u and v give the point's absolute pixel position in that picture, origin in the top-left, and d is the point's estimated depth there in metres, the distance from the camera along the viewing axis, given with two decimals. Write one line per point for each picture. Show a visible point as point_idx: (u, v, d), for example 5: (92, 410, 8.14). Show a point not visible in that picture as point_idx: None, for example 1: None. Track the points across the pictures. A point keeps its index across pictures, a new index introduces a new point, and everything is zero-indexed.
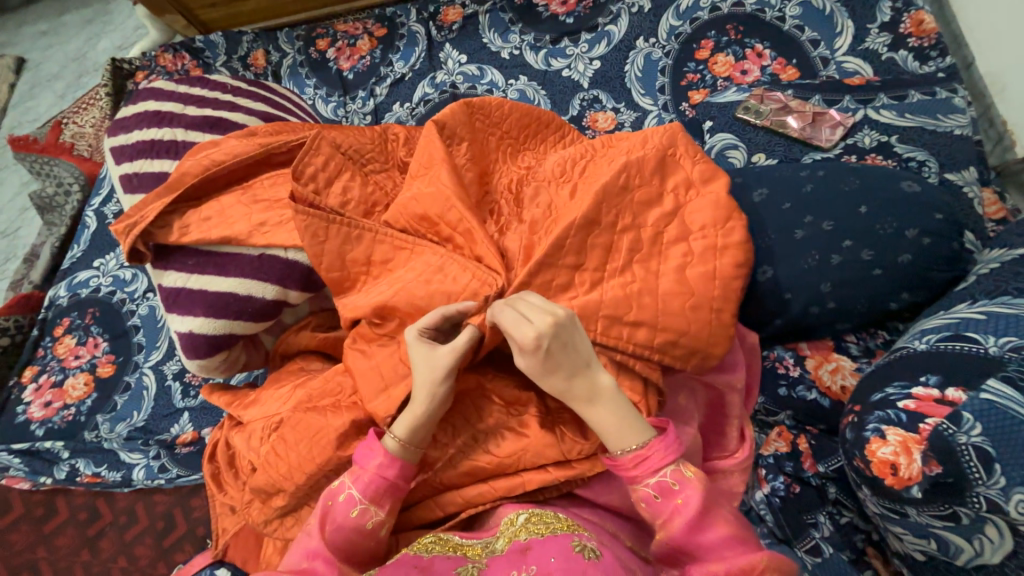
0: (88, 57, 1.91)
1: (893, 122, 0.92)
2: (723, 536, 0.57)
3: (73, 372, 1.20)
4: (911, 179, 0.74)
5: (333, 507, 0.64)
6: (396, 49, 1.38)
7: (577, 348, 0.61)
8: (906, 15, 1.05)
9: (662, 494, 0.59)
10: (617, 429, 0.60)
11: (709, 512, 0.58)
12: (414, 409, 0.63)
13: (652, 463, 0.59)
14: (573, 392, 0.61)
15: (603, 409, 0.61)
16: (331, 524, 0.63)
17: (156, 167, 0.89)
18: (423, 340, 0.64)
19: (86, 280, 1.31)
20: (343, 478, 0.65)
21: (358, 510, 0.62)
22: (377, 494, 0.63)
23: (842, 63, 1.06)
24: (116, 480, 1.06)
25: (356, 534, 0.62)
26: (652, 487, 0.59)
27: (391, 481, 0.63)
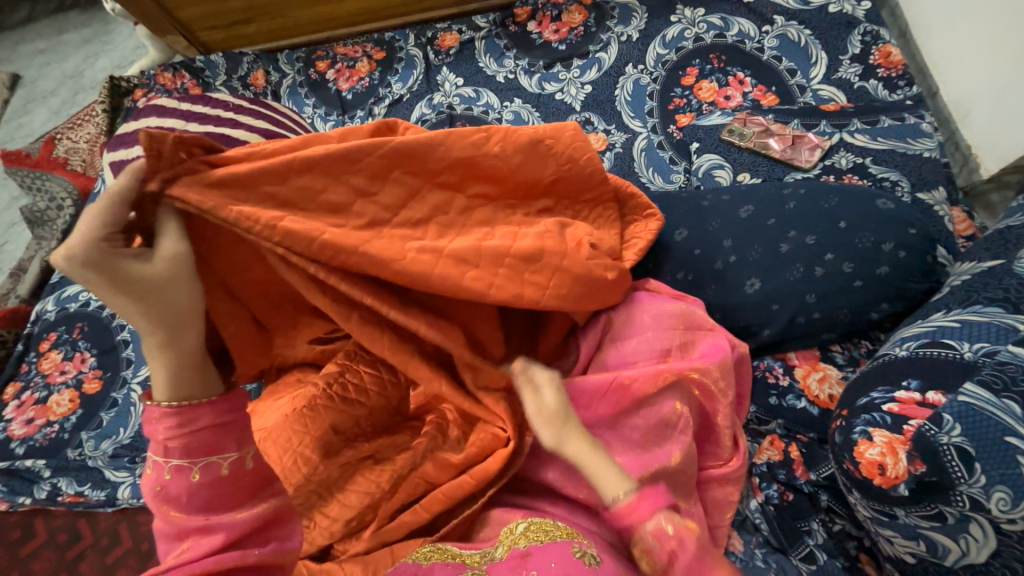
0: (85, 74, 1.92)
1: (867, 145, 0.99)
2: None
3: (57, 389, 1.18)
4: (884, 197, 0.78)
5: (163, 487, 0.60)
6: (395, 71, 1.43)
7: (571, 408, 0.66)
8: (875, 48, 1.13)
9: (660, 539, 0.56)
10: (610, 479, 0.60)
11: (703, 556, 0.55)
12: (163, 341, 0.58)
13: (644, 510, 0.58)
14: (566, 444, 0.62)
15: (595, 461, 0.61)
16: (177, 499, 0.60)
17: None
18: (116, 260, 0.52)
19: (75, 294, 1.29)
20: (157, 458, 0.61)
21: (199, 470, 0.60)
22: (192, 448, 0.60)
23: (818, 90, 1.12)
24: (100, 500, 1.03)
25: (210, 486, 0.61)
26: (652, 533, 0.56)
27: (205, 425, 0.61)
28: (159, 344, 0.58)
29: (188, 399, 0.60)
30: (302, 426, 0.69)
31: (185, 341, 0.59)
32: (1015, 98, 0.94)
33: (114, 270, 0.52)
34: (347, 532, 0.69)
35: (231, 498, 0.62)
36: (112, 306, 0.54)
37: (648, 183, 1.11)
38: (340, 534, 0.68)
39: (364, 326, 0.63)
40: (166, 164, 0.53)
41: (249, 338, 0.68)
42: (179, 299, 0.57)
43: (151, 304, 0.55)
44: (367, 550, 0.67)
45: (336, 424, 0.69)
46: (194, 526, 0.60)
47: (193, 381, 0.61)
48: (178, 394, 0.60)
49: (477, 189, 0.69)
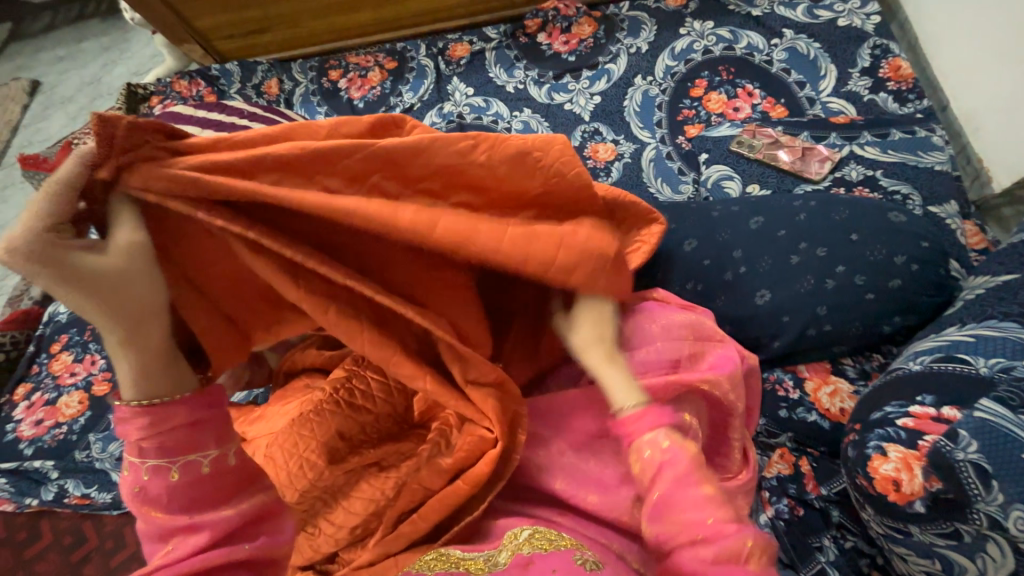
0: (103, 81, 1.96)
1: (877, 158, 0.99)
2: (705, 491, 0.56)
3: (67, 390, 1.19)
4: (896, 210, 0.78)
5: (143, 489, 0.63)
6: (406, 80, 1.45)
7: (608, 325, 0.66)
8: (884, 61, 1.13)
9: (653, 450, 0.59)
10: (621, 388, 0.62)
11: (692, 470, 0.57)
12: (121, 336, 0.57)
13: (646, 419, 0.60)
14: (591, 350, 0.64)
15: (611, 370, 0.63)
16: (158, 499, 0.64)
17: None
18: (67, 252, 0.51)
19: None
20: (134, 461, 0.63)
21: (179, 470, 0.63)
22: (166, 449, 0.62)
23: (827, 103, 1.13)
24: (106, 502, 1.03)
25: (192, 485, 0.64)
26: (647, 443, 0.59)
27: (178, 425, 0.62)
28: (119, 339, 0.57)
29: (153, 399, 0.61)
30: (309, 431, 0.69)
31: (148, 336, 0.59)
32: None
33: (63, 260, 0.51)
34: (351, 539, 0.68)
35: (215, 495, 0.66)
36: (69, 299, 0.53)
37: (657, 194, 1.11)
38: (344, 541, 0.68)
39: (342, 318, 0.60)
40: (121, 146, 0.52)
41: (225, 339, 0.65)
42: (138, 296, 0.56)
43: (108, 300, 0.54)
44: (371, 560, 0.66)
45: (342, 429, 0.70)
46: (179, 525, 0.64)
47: (158, 376, 0.61)
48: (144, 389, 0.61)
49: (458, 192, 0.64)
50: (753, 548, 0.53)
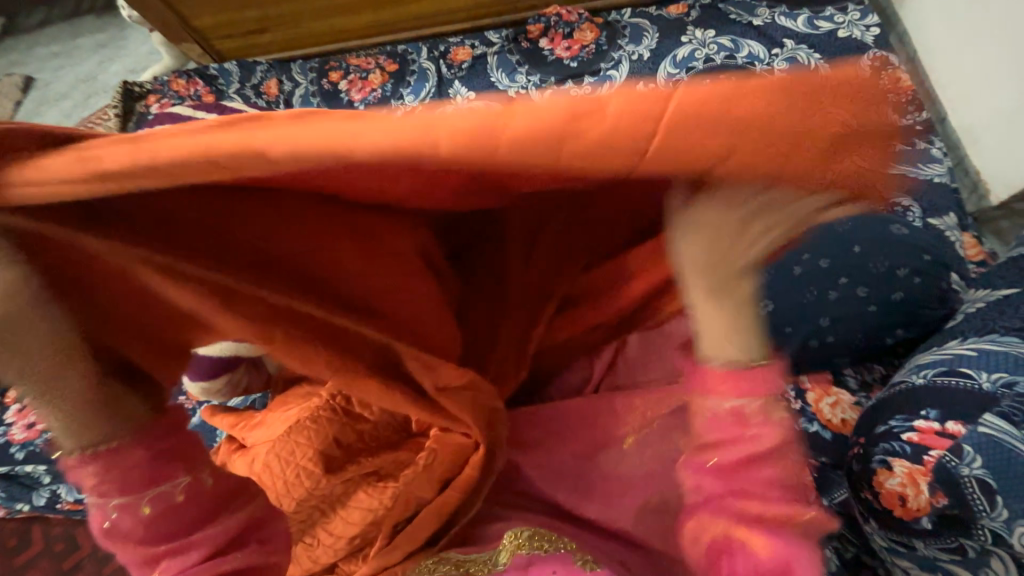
0: (98, 79, 1.94)
1: None
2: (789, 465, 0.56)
3: None
4: (898, 222, 0.79)
5: (111, 526, 0.49)
6: (407, 83, 1.44)
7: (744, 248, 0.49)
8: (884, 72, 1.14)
9: (735, 417, 0.55)
10: (717, 336, 0.55)
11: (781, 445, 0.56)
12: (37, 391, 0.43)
13: (741, 385, 0.55)
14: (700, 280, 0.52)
15: (715, 314, 0.54)
16: (128, 536, 0.50)
17: None
18: None
19: None
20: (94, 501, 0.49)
21: (149, 504, 0.49)
22: (124, 486, 0.48)
23: None
24: None
25: (167, 516, 0.50)
26: (730, 407, 0.55)
27: (137, 463, 0.48)
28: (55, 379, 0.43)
29: (92, 448, 0.46)
30: (307, 437, 0.71)
31: (79, 377, 0.43)
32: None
33: None
34: (350, 549, 0.68)
35: (199, 519, 0.52)
36: None
37: None
38: (343, 551, 0.68)
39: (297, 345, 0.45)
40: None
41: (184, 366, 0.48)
42: (38, 337, 0.41)
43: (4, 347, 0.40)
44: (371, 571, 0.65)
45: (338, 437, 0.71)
46: (161, 553, 0.51)
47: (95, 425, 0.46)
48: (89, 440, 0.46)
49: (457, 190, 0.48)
50: (808, 522, 0.54)
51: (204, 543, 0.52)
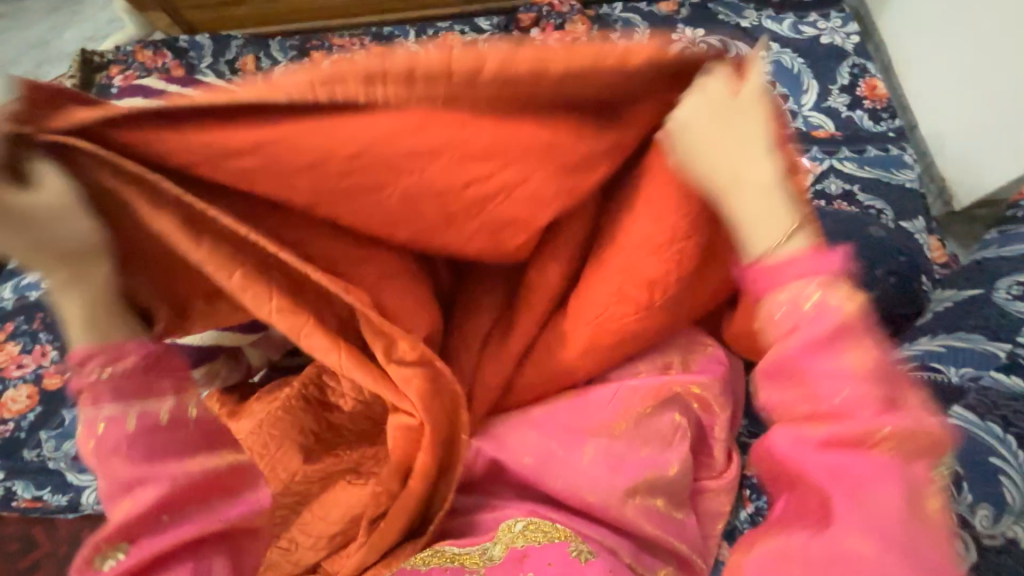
0: (52, 45, 1.78)
1: (854, 173, 1.04)
2: (858, 366, 0.48)
3: (14, 384, 1.09)
4: (875, 225, 0.83)
5: (99, 438, 0.58)
6: None
7: (733, 118, 0.49)
8: (861, 80, 1.19)
9: (794, 303, 0.49)
10: (760, 219, 0.50)
11: (847, 338, 0.48)
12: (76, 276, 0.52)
13: (794, 265, 0.49)
14: (717, 168, 0.50)
15: (750, 196, 0.50)
16: (106, 451, 0.57)
17: None
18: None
19: (35, 282, 1.19)
20: (87, 413, 0.58)
21: (133, 420, 0.58)
22: (128, 393, 0.58)
23: (808, 116, 1.17)
24: (62, 505, 0.96)
25: (150, 436, 0.59)
26: (786, 294, 0.50)
27: (133, 372, 0.59)
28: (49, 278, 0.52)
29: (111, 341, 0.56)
30: (280, 429, 0.71)
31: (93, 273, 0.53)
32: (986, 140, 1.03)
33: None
34: (333, 547, 0.69)
35: (166, 445, 0.59)
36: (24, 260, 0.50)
37: None
38: (326, 550, 0.69)
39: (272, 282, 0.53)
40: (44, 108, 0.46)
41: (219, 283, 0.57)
42: (70, 233, 0.49)
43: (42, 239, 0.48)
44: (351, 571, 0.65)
45: (318, 429, 0.72)
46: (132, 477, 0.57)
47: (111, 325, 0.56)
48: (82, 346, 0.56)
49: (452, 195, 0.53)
50: (885, 445, 0.47)
51: (164, 477, 0.58)
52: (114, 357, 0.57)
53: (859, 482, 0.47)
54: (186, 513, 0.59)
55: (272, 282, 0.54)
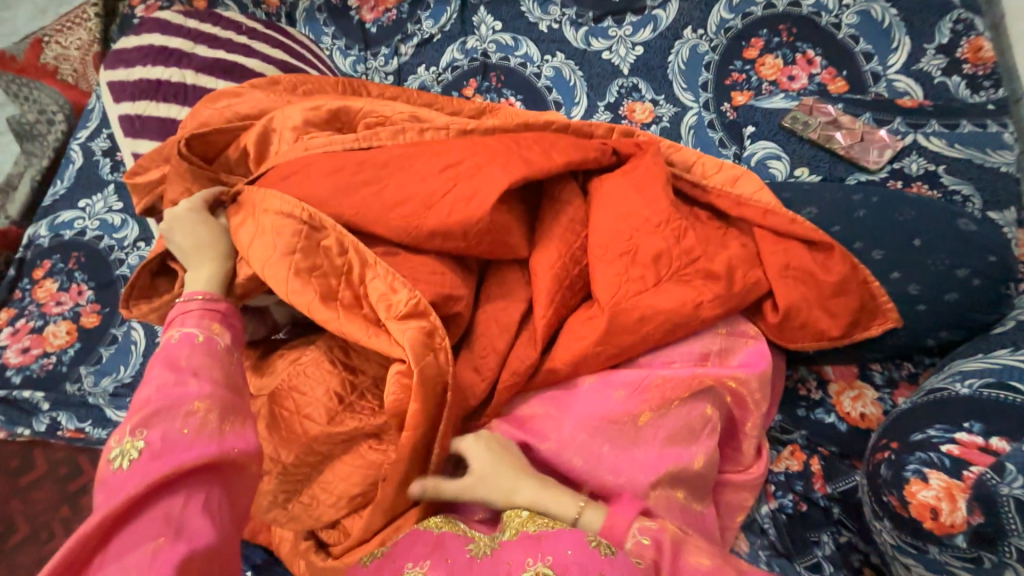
0: None
1: (942, 152, 0.92)
2: (704, 569, 0.55)
3: (54, 320, 1.13)
4: (965, 216, 0.73)
5: (167, 347, 0.57)
6: (426, 5, 1.28)
7: (506, 457, 0.65)
8: (965, 40, 1.02)
9: (644, 539, 0.57)
10: (564, 507, 0.62)
11: (682, 552, 0.56)
12: (209, 259, 0.66)
13: (617, 529, 0.59)
14: (514, 491, 0.62)
15: (548, 494, 0.62)
16: (164, 356, 0.55)
17: (162, 112, 0.98)
18: (197, 212, 0.69)
19: (70, 221, 1.20)
20: (170, 333, 0.59)
21: (203, 339, 0.58)
22: (217, 324, 0.60)
23: (893, 81, 1.03)
24: (101, 438, 1.02)
25: (209, 352, 0.57)
26: (637, 537, 0.58)
27: (228, 310, 0.63)
28: (195, 264, 0.66)
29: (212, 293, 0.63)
30: (307, 387, 0.71)
31: (220, 261, 0.67)
32: None
33: (205, 218, 0.70)
34: (352, 507, 0.69)
35: (205, 363, 0.56)
36: (186, 260, 0.67)
37: None
38: (344, 510, 0.69)
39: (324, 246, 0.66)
40: (233, 163, 0.77)
41: (271, 247, 0.66)
42: (223, 241, 0.69)
43: (211, 239, 0.68)
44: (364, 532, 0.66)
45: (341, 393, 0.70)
46: (172, 379, 0.53)
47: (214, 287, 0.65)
48: (196, 290, 0.63)
49: (458, 176, 0.66)
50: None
51: (207, 384, 0.54)
52: (210, 303, 0.62)
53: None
54: (208, 423, 0.51)
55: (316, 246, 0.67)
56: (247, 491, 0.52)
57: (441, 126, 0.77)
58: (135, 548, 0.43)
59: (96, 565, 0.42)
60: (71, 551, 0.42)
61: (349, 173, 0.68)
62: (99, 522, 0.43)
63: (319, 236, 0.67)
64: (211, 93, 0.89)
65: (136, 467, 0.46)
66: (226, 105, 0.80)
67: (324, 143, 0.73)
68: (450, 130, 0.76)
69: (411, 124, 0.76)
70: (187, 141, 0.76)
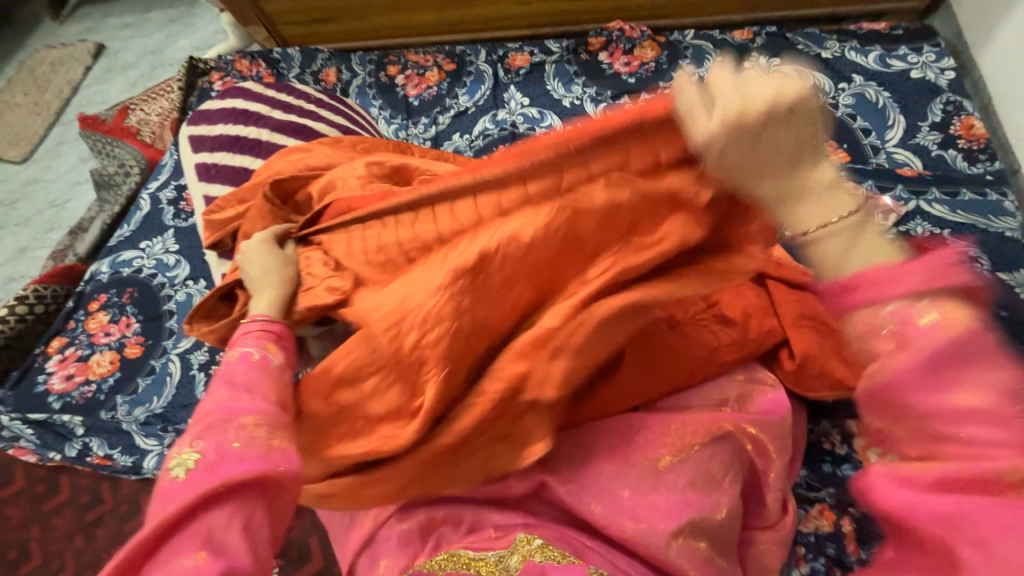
0: (165, 52, 2.01)
1: (945, 217, 0.98)
2: (972, 398, 0.37)
3: (100, 349, 1.20)
4: None
5: (226, 365, 0.62)
6: (463, 84, 1.46)
7: (779, 129, 0.40)
8: (957, 118, 1.11)
9: (891, 330, 0.40)
10: (825, 235, 0.42)
11: (965, 363, 0.37)
12: (269, 286, 0.71)
13: (867, 291, 0.40)
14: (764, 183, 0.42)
15: (806, 202, 0.42)
16: (223, 373, 0.61)
17: (240, 161, 1.12)
18: (266, 245, 0.75)
19: (130, 259, 1.32)
20: (231, 351, 0.64)
21: (257, 357, 0.63)
22: (271, 343, 0.65)
23: (893, 153, 1.10)
24: (127, 466, 1.04)
25: (261, 369, 0.62)
26: (889, 315, 0.40)
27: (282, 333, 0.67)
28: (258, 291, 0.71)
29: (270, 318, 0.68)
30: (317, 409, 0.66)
31: (278, 289, 0.71)
32: None
33: (270, 249, 0.75)
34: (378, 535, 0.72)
35: (255, 379, 0.60)
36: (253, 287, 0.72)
37: None
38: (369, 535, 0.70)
39: (353, 256, 0.67)
40: (305, 206, 0.87)
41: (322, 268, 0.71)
42: (283, 271, 0.73)
43: (272, 268, 0.73)
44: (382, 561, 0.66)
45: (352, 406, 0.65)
46: (227, 395, 0.58)
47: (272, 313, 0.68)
48: (258, 313, 0.68)
49: None
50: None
51: (258, 398, 0.58)
52: (269, 324, 0.67)
53: (992, 529, 0.34)
54: (257, 438, 0.53)
55: (349, 262, 0.68)
56: (285, 511, 0.54)
57: None
58: (179, 559, 0.45)
59: (149, 569, 0.46)
60: (133, 552, 0.46)
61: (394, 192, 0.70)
62: (146, 535, 0.46)
63: (349, 250, 0.68)
64: (284, 149, 1.03)
65: (191, 478, 0.50)
66: (299, 158, 0.92)
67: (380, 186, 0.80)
68: None
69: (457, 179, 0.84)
70: (271, 185, 0.86)
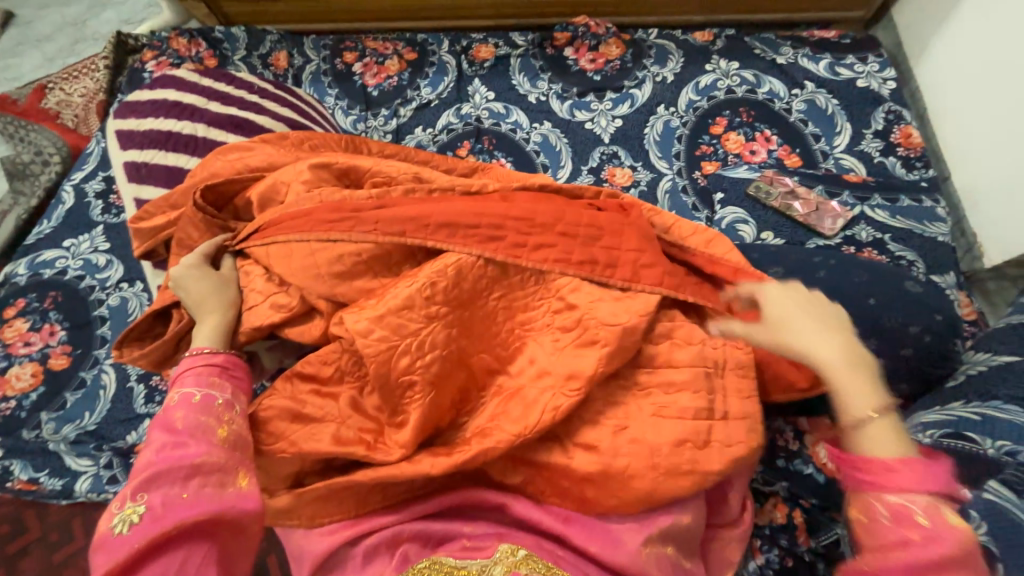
0: (88, 24, 1.80)
1: (886, 222, 1.05)
2: None
3: (19, 361, 1.08)
4: (911, 279, 0.81)
5: (165, 410, 0.60)
6: (425, 75, 1.40)
7: (827, 320, 0.61)
8: (896, 127, 1.18)
9: (898, 517, 0.49)
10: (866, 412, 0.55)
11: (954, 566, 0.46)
12: (211, 313, 0.69)
13: (898, 480, 0.50)
14: (820, 350, 0.59)
15: (850, 378, 0.57)
16: (163, 419, 0.59)
17: (177, 160, 1.03)
18: (199, 264, 0.72)
19: (51, 260, 1.19)
20: (171, 394, 0.62)
21: (198, 398, 0.61)
22: (215, 380, 0.63)
23: (840, 159, 1.16)
24: (55, 490, 0.95)
25: (203, 411, 0.60)
26: (890, 506, 0.50)
27: (227, 362, 0.65)
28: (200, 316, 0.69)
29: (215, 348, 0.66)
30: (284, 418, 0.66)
31: (221, 315, 0.69)
32: (996, 200, 1.04)
33: (207, 269, 0.72)
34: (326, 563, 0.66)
35: (195, 422, 0.58)
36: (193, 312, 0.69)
37: None
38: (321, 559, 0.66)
39: (309, 269, 0.67)
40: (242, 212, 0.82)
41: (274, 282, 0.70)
42: (226, 294, 0.71)
43: (214, 291, 0.70)
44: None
45: (325, 417, 0.67)
46: (170, 440, 0.56)
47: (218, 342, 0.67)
48: (201, 344, 0.66)
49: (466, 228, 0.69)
50: None
51: (202, 442, 0.57)
52: (211, 356, 0.65)
53: None
54: (205, 484, 0.54)
55: (308, 273, 0.67)
56: (242, 551, 0.54)
57: (445, 184, 0.83)
58: None
59: None
60: None
61: (343, 210, 0.71)
62: None
63: (308, 261, 0.68)
64: (220, 145, 0.94)
65: (134, 531, 0.49)
66: (237, 158, 0.85)
67: (330, 190, 0.76)
68: (455, 189, 0.81)
69: (413, 184, 0.81)
70: (200, 191, 0.79)
